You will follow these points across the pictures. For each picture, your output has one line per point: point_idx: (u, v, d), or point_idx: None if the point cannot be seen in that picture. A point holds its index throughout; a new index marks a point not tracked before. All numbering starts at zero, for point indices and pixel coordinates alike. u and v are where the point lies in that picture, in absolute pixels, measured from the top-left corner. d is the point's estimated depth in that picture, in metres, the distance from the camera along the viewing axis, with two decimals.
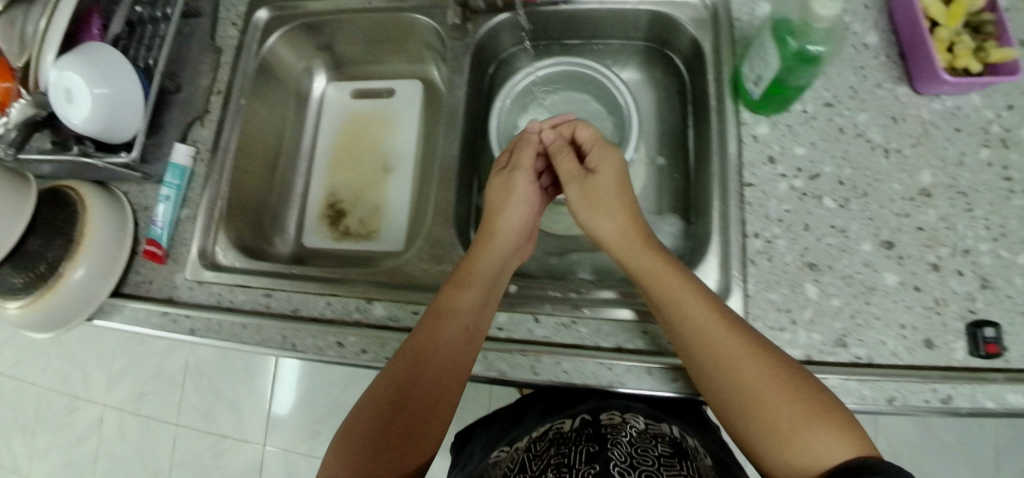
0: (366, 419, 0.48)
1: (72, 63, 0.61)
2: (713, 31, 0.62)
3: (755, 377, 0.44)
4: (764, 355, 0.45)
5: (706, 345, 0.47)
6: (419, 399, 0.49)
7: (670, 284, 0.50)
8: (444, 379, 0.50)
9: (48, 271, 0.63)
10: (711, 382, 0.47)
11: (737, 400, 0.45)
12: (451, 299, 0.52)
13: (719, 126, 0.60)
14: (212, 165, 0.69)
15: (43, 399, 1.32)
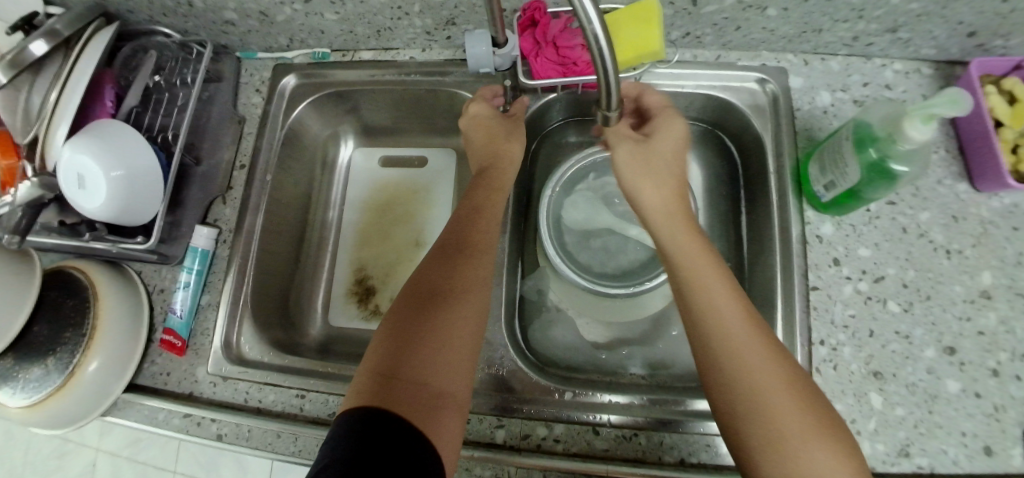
0: (367, 397, 0.41)
1: (85, 144, 0.56)
2: (770, 121, 0.60)
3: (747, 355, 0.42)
4: (765, 339, 0.43)
5: (711, 303, 0.45)
6: (425, 366, 0.44)
7: (691, 245, 0.49)
8: (451, 354, 0.46)
9: (57, 369, 0.58)
10: (702, 343, 0.44)
11: (721, 362, 0.43)
12: (457, 275, 0.50)
13: (779, 222, 0.58)
14: (236, 246, 0.64)
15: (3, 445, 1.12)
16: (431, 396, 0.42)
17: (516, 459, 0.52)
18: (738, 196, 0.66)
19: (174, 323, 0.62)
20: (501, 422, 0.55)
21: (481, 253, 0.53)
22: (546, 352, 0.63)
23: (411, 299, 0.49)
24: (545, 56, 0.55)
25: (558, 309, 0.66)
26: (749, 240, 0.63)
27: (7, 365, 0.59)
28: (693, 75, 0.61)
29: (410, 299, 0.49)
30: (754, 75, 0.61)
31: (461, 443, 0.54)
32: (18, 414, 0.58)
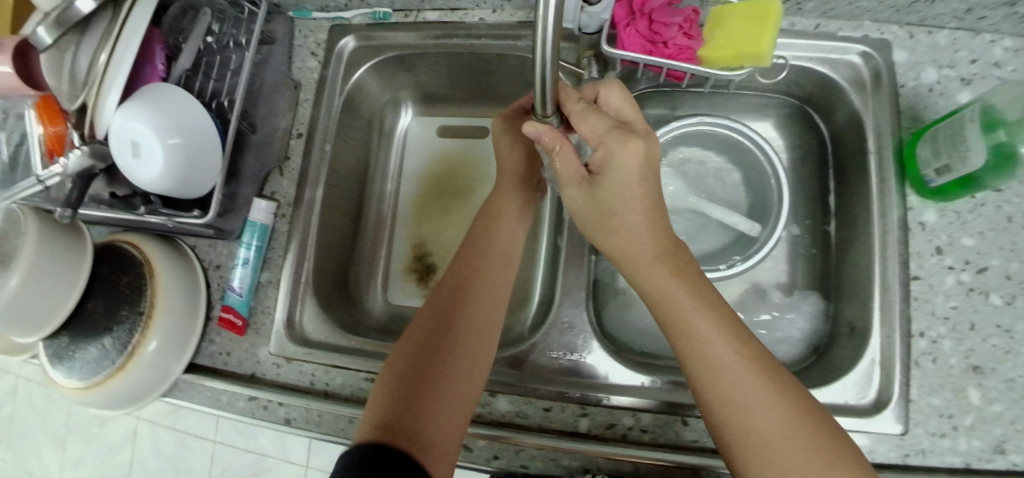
0: (386, 389, 0.43)
1: (138, 108, 0.51)
2: (875, 97, 0.56)
3: (730, 367, 0.39)
4: (747, 347, 0.40)
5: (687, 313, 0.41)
6: (443, 362, 0.45)
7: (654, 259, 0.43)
8: (468, 351, 0.46)
9: (115, 348, 0.56)
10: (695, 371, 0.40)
11: (706, 383, 0.40)
12: (473, 270, 0.51)
13: (878, 206, 0.55)
14: (295, 222, 0.61)
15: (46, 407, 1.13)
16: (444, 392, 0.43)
17: (605, 450, 0.50)
18: (825, 178, 0.62)
19: (234, 301, 0.59)
20: (585, 411, 0.52)
21: (500, 244, 0.53)
22: (623, 337, 0.61)
23: (436, 295, 0.50)
24: (635, 27, 0.50)
25: (632, 293, 0.63)
26: (839, 225, 0.60)
27: (65, 341, 0.59)
28: (790, 45, 0.57)
29: (442, 293, 0.50)
30: (858, 48, 0.56)
31: (544, 432, 0.52)
32: (77, 393, 0.58)
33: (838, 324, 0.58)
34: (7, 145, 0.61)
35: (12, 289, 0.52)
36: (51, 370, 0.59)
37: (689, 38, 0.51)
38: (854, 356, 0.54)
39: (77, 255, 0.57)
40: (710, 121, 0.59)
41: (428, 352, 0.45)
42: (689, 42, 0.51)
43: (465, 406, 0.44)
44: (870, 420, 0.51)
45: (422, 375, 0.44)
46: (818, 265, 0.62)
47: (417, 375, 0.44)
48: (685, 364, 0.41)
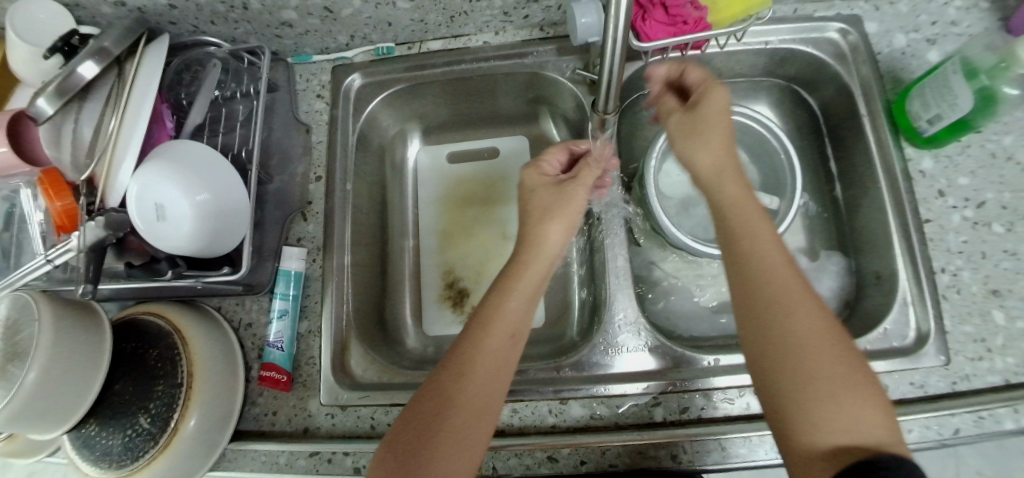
0: (398, 436, 0.43)
1: (164, 169, 0.50)
2: (852, 67, 0.62)
3: (804, 365, 0.39)
4: (833, 335, 0.40)
5: (783, 304, 0.41)
6: (447, 413, 0.42)
7: (741, 222, 0.45)
8: (474, 401, 0.43)
9: (156, 426, 0.51)
10: (776, 332, 0.41)
11: (778, 342, 0.40)
12: (498, 300, 0.48)
13: (877, 162, 0.60)
14: (328, 264, 0.60)
15: None
16: (445, 443, 0.41)
17: (688, 432, 0.50)
18: (824, 147, 0.69)
19: (276, 357, 0.57)
20: (656, 400, 0.53)
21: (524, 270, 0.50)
22: (670, 324, 0.63)
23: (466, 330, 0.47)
24: (653, 16, 0.54)
25: (670, 281, 0.65)
26: (844, 187, 0.65)
27: (91, 429, 0.52)
28: (774, 31, 0.63)
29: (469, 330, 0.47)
30: (834, 26, 0.62)
31: (623, 429, 0.52)
32: None
33: (864, 276, 0.62)
34: None
35: (31, 383, 0.46)
36: (80, 464, 0.53)
37: (699, 9, 0.54)
38: (887, 302, 0.57)
39: (93, 334, 0.51)
40: None
41: (436, 398, 0.43)
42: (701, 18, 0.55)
43: (467, 454, 0.42)
44: (915, 358, 0.52)
45: (427, 424, 0.42)
46: (832, 227, 0.67)
47: (427, 420, 0.42)
48: (763, 329, 0.41)
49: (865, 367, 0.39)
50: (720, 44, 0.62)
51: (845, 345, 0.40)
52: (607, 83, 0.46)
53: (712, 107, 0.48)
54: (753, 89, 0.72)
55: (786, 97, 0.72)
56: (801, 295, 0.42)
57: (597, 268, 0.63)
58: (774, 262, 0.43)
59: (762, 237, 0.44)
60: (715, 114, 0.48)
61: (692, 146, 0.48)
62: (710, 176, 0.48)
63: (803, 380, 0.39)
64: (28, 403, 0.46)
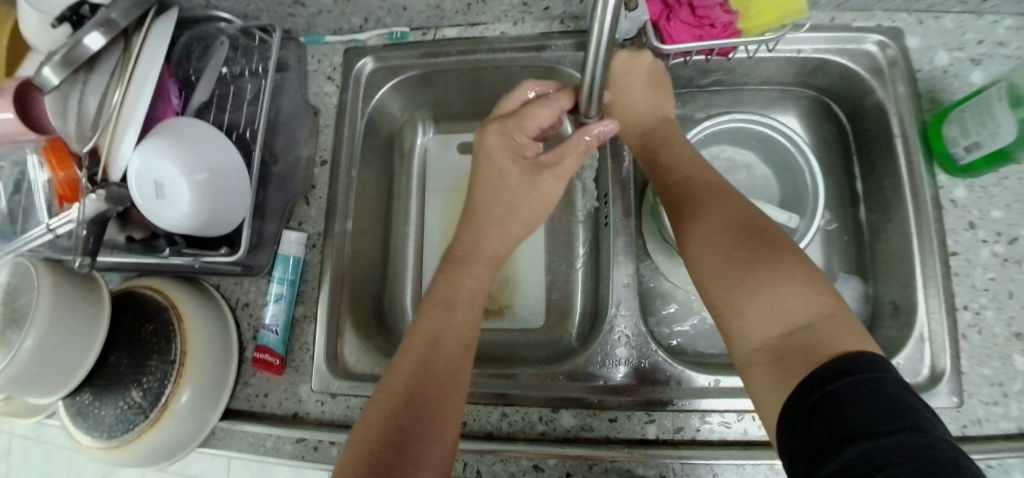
0: (375, 435, 0.41)
1: (165, 146, 0.49)
2: (889, 84, 0.59)
3: (761, 322, 0.39)
4: (785, 260, 0.40)
5: (725, 258, 0.42)
6: (425, 399, 0.43)
7: (693, 196, 0.47)
8: (447, 380, 0.45)
9: (147, 401, 0.52)
10: (715, 279, 0.42)
11: (721, 295, 0.42)
12: (456, 279, 0.50)
13: (905, 187, 0.57)
14: (328, 251, 0.59)
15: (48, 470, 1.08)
16: (428, 428, 0.42)
17: (679, 455, 0.49)
18: (850, 165, 0.65)
19: (270, 341, 0.57)
20: (650, 417, 0.51)
21: (483, 250, 0.52)
22: (669, 338, 0.61)
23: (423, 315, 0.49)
24: (679, 18, 0.52)
25: (675, 294, 0.63)
26: (868, 209, 0.62)
27: (87, 398, 0.53)
28: (808, 39, 0.59)
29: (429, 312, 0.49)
30: (873, 38, 0.59)
31: (613, 444, 0.51)
32: (98, 451, 0.53)
33: (879, 305, 0.60)
34: (5, 193, 0.56)
35: (26, 352, 0.46)
36: (74, 431, 0.54)
37: (729, 13, 0.51)
38: (901, 334, 0.55)
39: (95, 306, 0.51)
40: (741, 118, 0.61)
41: (406, 380, 0.44)
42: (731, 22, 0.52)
43: (449, 431, 0.43)
44: (927, 396, 0.50)
45: (406, 415, 0.42)
46: (852, 250, 0.64)
47: (406, 410, 0.43)
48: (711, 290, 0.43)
49: (833, 297, 0.38)
50: (749, 51, 0.58)
51: (810, 279, 0.39)
52: (590, 83, 0.42)
53: (631, 90, 0.55)
54: (781, 99, 0.69)
55: (815, 110, 0.68)
56: (756, 249, 0.41)
57: (601, 275, 0.61)
58: (725, 228, 0.43)
59: (712, 207, 0.45)
60: (641, 110, 0.56)
61: (658, 159, 0.52)
62: (660, 166, 0.51)
63: (761, 342, 0.38)
64: (22, 371, 0.46)
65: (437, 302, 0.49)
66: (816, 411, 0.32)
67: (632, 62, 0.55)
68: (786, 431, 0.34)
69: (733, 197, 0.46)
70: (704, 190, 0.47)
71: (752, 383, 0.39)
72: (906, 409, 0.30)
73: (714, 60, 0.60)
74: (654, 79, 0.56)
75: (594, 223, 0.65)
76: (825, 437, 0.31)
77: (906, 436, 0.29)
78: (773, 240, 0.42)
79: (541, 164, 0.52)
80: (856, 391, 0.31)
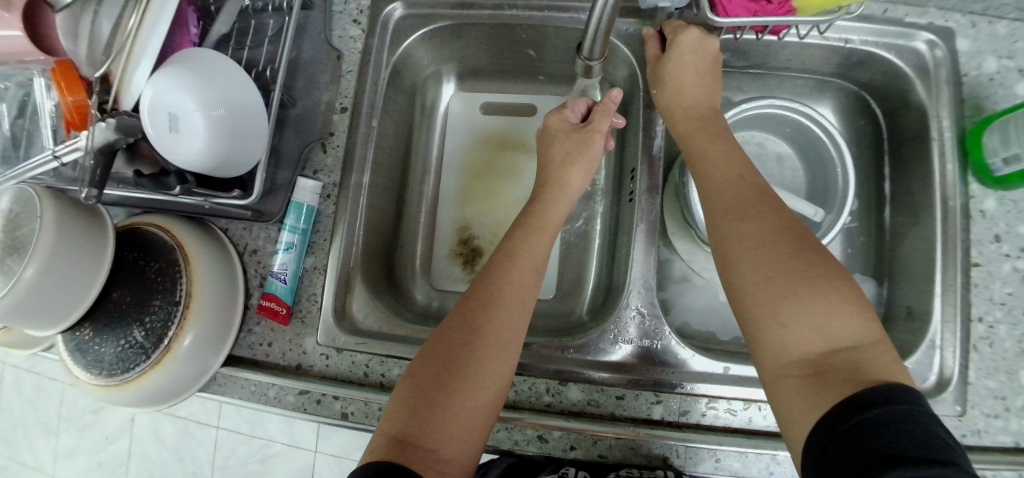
0: (404, 394, 0.43)
1: (181, 78, 0.47)
2: (934, 85, 0.56)
3: (804, 337, 0.38)
4: (836, 279, 0.39)
5: (773, 268, 0.41)
6: (466, 359, 0.43)
7: (744, 201, 0.45)
8: (493, 344, 0.44)
9: (149, 342, 0.51)
10: (756, 287, 0.41)
11: (758, 307, 0.40)
12: (508, 248, 0.51)
13: (939, 193, 0.55)
14: (344, 203, 0.58)
15: (43, 397, 1.09)
16: (465, 393, 0.42)
17: (683, 438, 0.49)
18: (880, 165, 0.64)
19: (277, 289, 0.56)
20: (657, 399, 0.51)
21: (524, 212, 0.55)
22: (679, 319, 0.62)
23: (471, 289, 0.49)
24: None
25: (690, 277, 0.63)
26: (893, 211, 0.62)
27: (86, 334, 0.52)
28: (857, 30, 0.57)
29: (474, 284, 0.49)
30: (923, 35, 0.56)
31: (617, 421, 0.51)
32: (100, 390, 0.52)
33: (894, 309, 0.59)
34: (7, 116, 0.53)
35: (27, 281, 0.45)
36: (71, 366, 0.53)
37: None
38: (913, 340, 0.55)
39: (78, 296, 0.49)
40: (779, 104, 0.59)
41: (445, 352, 0.44)
42: None
43: (488, 397, 0.43)
44: (931, 401, 0.51)
45: (440, 376, 0.43)
46: (872, 250, 0.64)
47: (443, 370, 0.43)
48: (747, 298, 0.41)
49: (875, 322, 0.39)
50: (801, 33, 0.56)
51: (857, 305, 0.39)
52: (593, 34, 0.40)
53: (682, 69, 0.53)
54: (817, 89, 0.67)
55: (851, 104, 0.66)
56: (806, 264, 0.40)
57: (619, 253, 0.60)
58: (779, 238, 0.42)
59: (765, 215, 0.44)
60: (690, 102, 0.53)
61: (705, 153, 0.50)
62: (714, 163, 0.49)
63: (801, 357, 0.38)
64: (24, 301, 0.45)
65: (486, 272, 0.50)
66: (851, 436, 0.32)
67: (698, 44, 0.53)
68: (820, 450, 0.34)
69: (778, 204, 0.45)
70: (756, 194, 0.45)
71: (780, 393, 0.38)
72: (936, 441, 0.31)
73: (762, 40, 0.58)
74: (709, 66, 0.54)
75: (616, 199, 0.64)
76: (861, 464, 0.31)
77: (939, 467, 0.29)
78: (818, 255, 0.41)
79: (582, 128, 0.58)
80: (891, 422, 0.32)
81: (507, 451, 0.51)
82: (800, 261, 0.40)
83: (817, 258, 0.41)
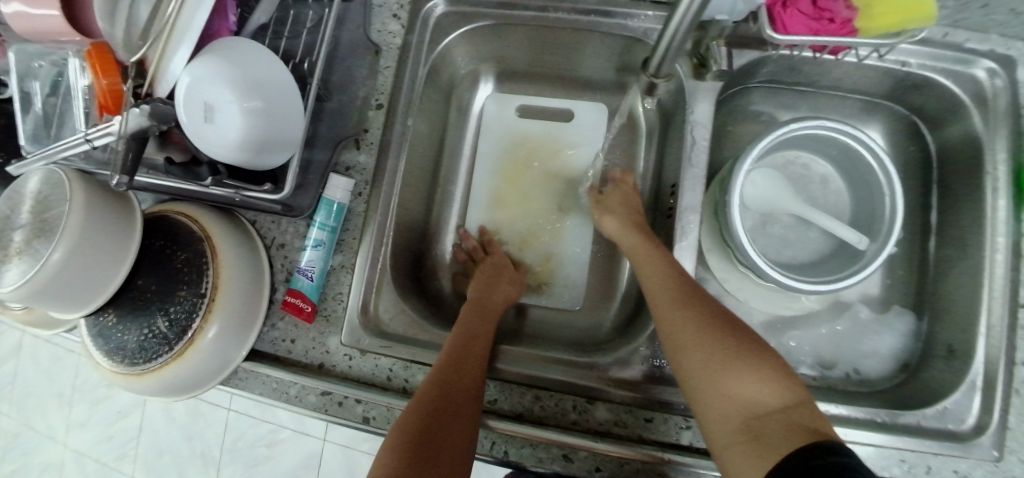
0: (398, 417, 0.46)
1: (218, 66, 0.46)
2: (995, 115, 0.54)
3: (741, 411, 0.41)
4: (761, 354, 0.43)
5: (705, 349, 0.45)
6: (449, 381, 0.47)
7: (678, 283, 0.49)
8: (472, 366, 0.49)
9: (173, 333, 0.50)
10: (694, 367, 0.44)
11: (700, 390, 0.44)
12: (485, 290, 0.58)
13: (992, 229, 0.53)
14: (376, 202, 0.56)
15: (57, 368, 1.10)
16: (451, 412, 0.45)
17: (713, 467, 0.48)
18: (927, 194, 0.62)
19: (303, 286, 0.55)
20: (686, 424, 0.50)
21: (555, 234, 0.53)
22: None
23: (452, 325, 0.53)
24: (799, 5, 0.47)
25: (723, 298, 0.62)
26: (939, 243, 0.60)
27: (109, 319, 0.51)
28: (917, 53, 0.55)
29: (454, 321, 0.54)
30: (984, 63, 0.54)
31: (644, 444, 0.50)
32: (120, 377, 0.52)
33: (932, 345, 0.58)
34: (41, 94, 0.52)
35: (53, 264, 0.44)
36: (93, 351, 0.52)
37: (850, 8, 0.47)
38: (952, 379, 0.53)
39: (110, 273, 0.48)
40: (831, 126, 0.56)
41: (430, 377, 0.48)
42: (849, 15, 0.47)
43: (465, 402, 0.47)
44: (968, 444, 0.50)
45: (427, 398, 0.46)
46: (912, 282, 0.62)
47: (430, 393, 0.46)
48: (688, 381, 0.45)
49: (798, 386, 0.42)
50: (860, 55, 0.54)
51: (782, 375, 0.42)
52: (667, 41, 0.37)
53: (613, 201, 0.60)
54: (866, 111, 0.65)
55: (901, 128, 0.64)
56: (734, 343, 0.44)
57: None
58: (709, 320, 0.46)
59: (695, 299, 0.48)
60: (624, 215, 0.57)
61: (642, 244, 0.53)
62: (635, 253, 0.53)
63: (741, 427, 0.41)
64: (48, 284, 0.44)
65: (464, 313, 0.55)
66: None
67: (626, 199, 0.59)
68: None
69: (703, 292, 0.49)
70: (679, 283, 0.49)
71: (731, 465, 0.40)
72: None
73: (816, 59, 0.56)
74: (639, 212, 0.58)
75: (651, 213, 0.63)
76: None
77: None
78: (743, 335, 0.45)
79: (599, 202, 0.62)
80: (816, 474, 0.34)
81: (530, 468, 0.50)
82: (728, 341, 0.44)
83: (744, 337, 0.45)
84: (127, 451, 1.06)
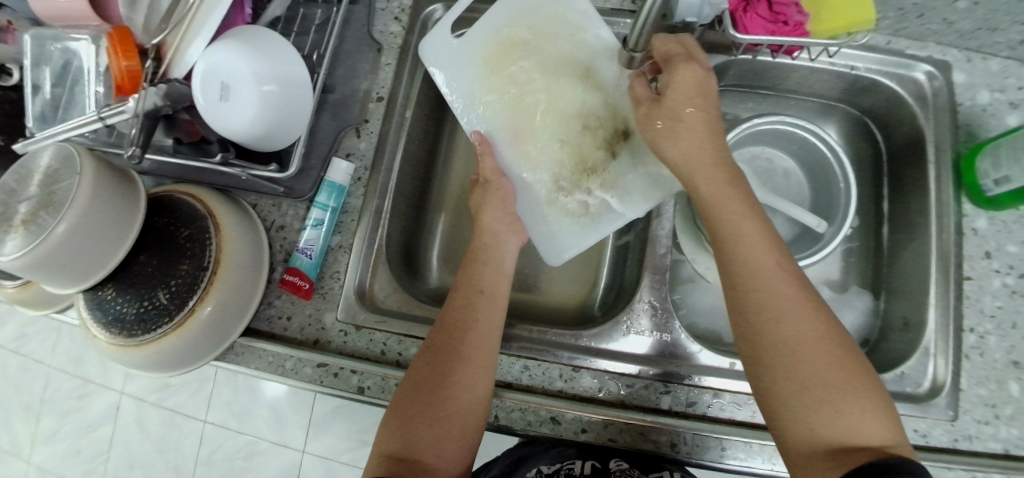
0: (394, 424, 0.46)
1: (239, 51, 0.49)
2: (931, 111, 0.61)
3: (817, 413, 0.39)
4: (841, 351, 0.41)
5: (783, 338, 0.41)
6: (449, 397, 0.46)
7: (756, 257, 0.44)
8: (471, 382, 0.47)
9: (173, 304, 0.52)
10: (771, 353, 0.41)
11: (768, 377, 0.41)
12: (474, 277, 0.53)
13: (935, 211, 0.59)
14: (376, 185, 0.60)
15: (27, 380, 1.07)
16: (446, 429, 0.45)
17: (691, 426, 0.51)
18: (879, 186, 0.68)
19: (303, 264, 0.57)
20: (667, 389, 0.53)
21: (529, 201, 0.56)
22: (688, 318, 0.64)
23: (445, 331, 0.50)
24: (756, 10, 0.53)
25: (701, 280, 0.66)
26: (891, 229, 0.65)
27: (107, 294, 0.51)
28: (863, 58, 0.62)
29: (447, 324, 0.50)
30: (923, 67, 0.61)
31: (628, 408, 0.52)
32: (117, 350, 0.53)
33: (890, 321, 0.62)
34: (48, 82, 0.55)
35: (57, 236, 0.45)
36: (90, 324, 0.53)
37: (802, 13, 0.53)
38: (909, 348, 0.58)
39: (107, 253, 0.49)
40: (789, 122, 0.63)
41: (428, 391, 0.46)
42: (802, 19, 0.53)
43: (477, 399, 0.47)
44: (925, 404, 0.53)
45: (425, 413, 0.45)
46: (870, 266, 0.67)
47: (426, 408, 0.46)
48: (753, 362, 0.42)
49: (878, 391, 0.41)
50: (811, 56, 0.61)
51: (861, 376, 0.40)
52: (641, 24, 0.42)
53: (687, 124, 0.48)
54: (822, 113, 0.72)
55: (853, 129, 0.71)
56: (817, 337, 0.41)
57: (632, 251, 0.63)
58: (791, 303, 0.42)
59: (772, 276, 0.44)
60: (694, 145, 0.48)
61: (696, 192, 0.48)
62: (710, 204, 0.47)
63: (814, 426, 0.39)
64: (52, 255, 0.45)
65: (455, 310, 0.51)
66: None
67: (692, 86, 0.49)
68: None
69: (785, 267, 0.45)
70: (765, 256, 0.44)
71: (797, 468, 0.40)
72: None
73: (775, 61, 0.63)
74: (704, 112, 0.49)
75: None
76: None
77: None
78: (825, 325, 0.42)
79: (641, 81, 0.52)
80: None
81: (519, 432, 0.52)
82: (813, 335, 0.41)
83: (822, 327, 0.42)
84: (96, 466, 1.02)
